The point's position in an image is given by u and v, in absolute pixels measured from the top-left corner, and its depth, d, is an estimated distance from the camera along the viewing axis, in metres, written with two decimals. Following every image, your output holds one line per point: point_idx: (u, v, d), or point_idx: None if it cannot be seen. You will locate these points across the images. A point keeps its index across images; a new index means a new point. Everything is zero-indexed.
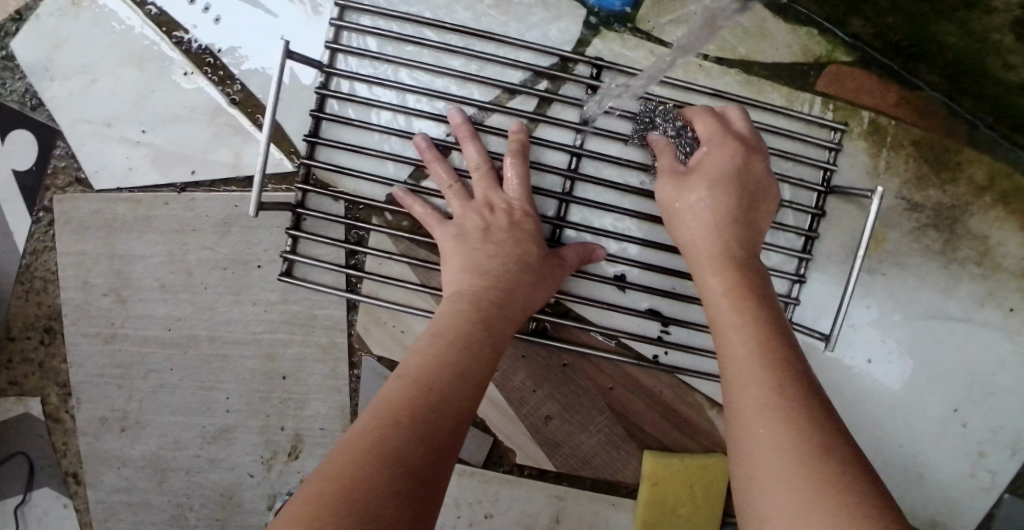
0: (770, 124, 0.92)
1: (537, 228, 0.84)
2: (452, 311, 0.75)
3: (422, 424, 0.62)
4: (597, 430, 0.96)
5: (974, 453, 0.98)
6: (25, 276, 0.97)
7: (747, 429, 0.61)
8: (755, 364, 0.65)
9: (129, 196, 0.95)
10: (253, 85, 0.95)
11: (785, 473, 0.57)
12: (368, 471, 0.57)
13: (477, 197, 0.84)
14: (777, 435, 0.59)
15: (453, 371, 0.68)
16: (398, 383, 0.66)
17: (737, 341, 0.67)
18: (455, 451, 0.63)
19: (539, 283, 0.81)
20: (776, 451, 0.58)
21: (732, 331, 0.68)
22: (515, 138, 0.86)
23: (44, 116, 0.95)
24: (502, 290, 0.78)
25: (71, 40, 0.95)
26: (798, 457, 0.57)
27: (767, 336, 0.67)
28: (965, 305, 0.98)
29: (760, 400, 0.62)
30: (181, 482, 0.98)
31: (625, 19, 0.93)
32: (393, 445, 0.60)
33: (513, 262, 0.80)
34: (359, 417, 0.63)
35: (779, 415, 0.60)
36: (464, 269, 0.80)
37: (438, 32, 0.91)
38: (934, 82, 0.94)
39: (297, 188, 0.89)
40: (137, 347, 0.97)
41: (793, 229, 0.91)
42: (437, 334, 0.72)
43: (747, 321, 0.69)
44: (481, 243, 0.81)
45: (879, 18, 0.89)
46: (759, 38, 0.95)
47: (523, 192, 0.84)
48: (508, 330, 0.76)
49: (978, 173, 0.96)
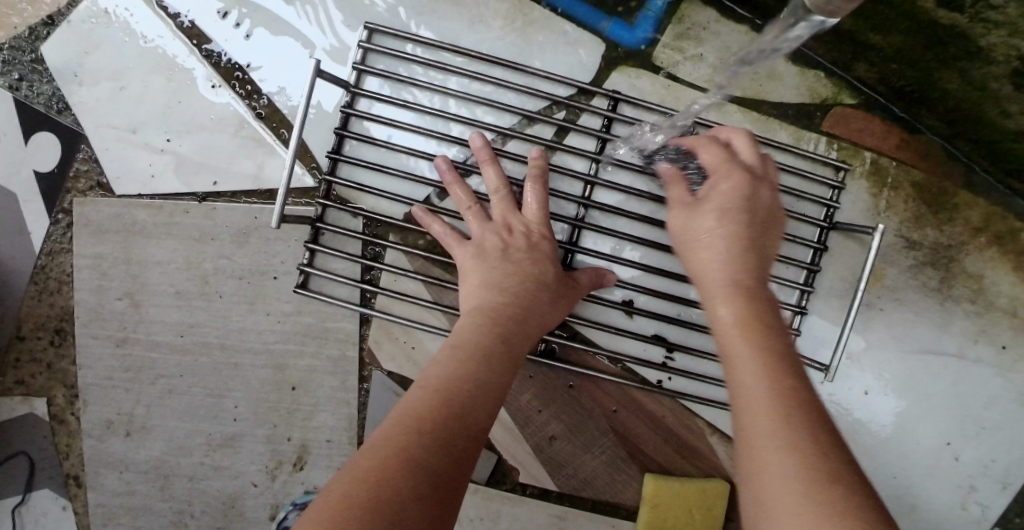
0: (778, 161, 0.96)
1: (552, 251, 0.86)
2: (471, 325, 0.77)
3: (443, 433, 0.64)
4: (600, 452, 0.97)
5: (965, 487, 1.01)
6: (39, 276, 0.98)
7: (771, 463, 0.58)
8: (768, 394, 0.62)
9: (149, 203, 0.96)
10: (279, 100, 0.97)
11: (797, 514, 0.55)
12: (390, 476, 0.59)
13: (497, 219, 0.87)
14: (806, 499, 0.55)
15: (473, 384, 0.70)
16: (420, 392, 0.68)
17: (750, 368, 0.64)
18: (475, 460, 0.64)
19: (555, 303, 0.83)
20: (791, 487, 0.56)
21: (740, 356, 0.65)
22: (535, 164, 0.87)
23: (69, 120, 0.97)
24: (520, 308, 0.80)
25: (101, 47, 0.97)
26: (811, 492, 0.56)
27: (777, 366, 0.64)
28: (959, 341, 1.01)
29: (779, 437, 0.59)
30: (184, 488, 0.98)
31: (642, 55, 0.96)
32: (417, 452, 0.61)
33: (530, 282, 0.82)
34: (383, 423, 0.65)
35: (796, 451, 0.58)
36: (482, 286, 0.82)
37: (462, 59, 0.95)
38: (935, 127, 0.98)
39: (318, 203, 0.91)
40: (148, 352, 0.97)
41: (797, 263, 0.94)
42: (457, 346, 0.74)
43: (756, 348, 0.65)
44: (499, 264, 0.83)
45: (884, 64, 0.93)
46: (769, 79, 0.99)
47: (541, 215, 0.87)
48: (525, 346, 0.78)
49: (974, 215, 1.00)
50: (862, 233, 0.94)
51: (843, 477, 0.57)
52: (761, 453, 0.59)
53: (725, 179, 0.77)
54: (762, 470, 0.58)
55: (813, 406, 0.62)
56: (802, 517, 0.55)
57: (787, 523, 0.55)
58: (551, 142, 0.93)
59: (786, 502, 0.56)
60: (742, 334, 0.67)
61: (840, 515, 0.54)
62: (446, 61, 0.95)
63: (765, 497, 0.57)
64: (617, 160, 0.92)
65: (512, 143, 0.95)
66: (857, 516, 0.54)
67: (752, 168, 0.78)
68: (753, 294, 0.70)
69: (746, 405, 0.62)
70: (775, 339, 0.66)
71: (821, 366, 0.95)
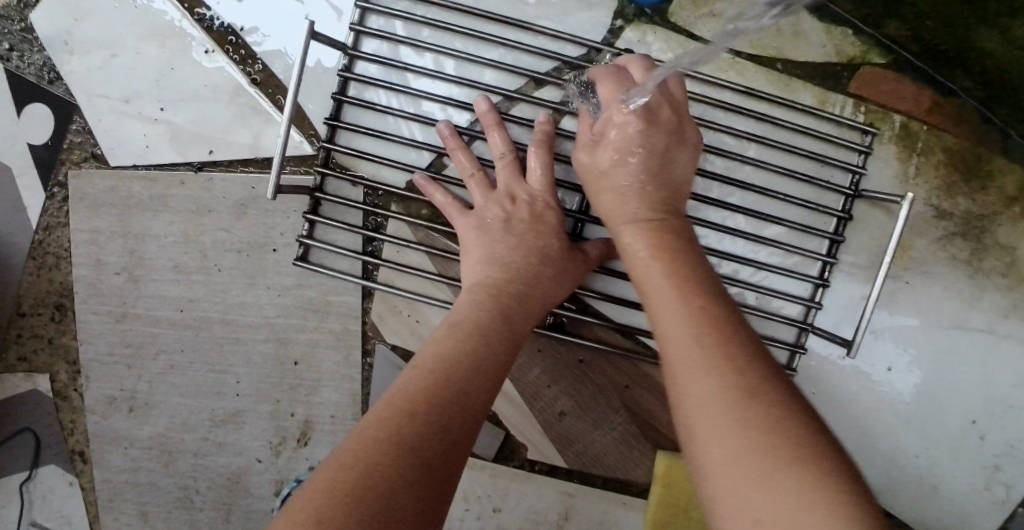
0: (801, 125, 0.90)
1: (558, 221, 0.82)
2: (470, 304, 0.74)
3: (436, 415, 0.61)
4: (611, 428, 0.94)
5: (990, 467, 0.97)
6: (38, 252, 0.96)
7: (698, 403, 0.57)
8: (699, 338, 0.60)
9: (145, 174, 0.94)
10: (276, 65, 0.93)
11: (730, 441, 0.54)
12: (381, 462, 0.56)
13: (500, 187, 0.83)
14: (727, 414, 0.55)
15: (469, 363, 0.67)
16: (414, 374, 0.65)
17: (679, 324, 0.62)
18: (469, 446, 0.62)
19: (559, 278, 0.80)
20: (714, 408, 0.56)
21: (669, 307, 0.64)
22: (542, 129, 0.84)
23: (61, 91, 0.94)
24: (522, 284, 0.77)
25: (90, 13, 0.93)
26: (734, 411, 0.55)
27: (702, 299, 0.64)
28: (989, 316, 0.96)
29: (707, 372, 0.57)
30: (188, 464, 0.97)
31: (657, 14, 0.91)
32: (408, 438, 0.58)
33: (534, 255, 0.79)
34: (374, 407, 0.62)
35: (726, 384, 0.56)
36: (483, 261, 0.79)
37: (466, 18, 0.90)
38: (969, 88, 0.92)
39: (316, 171, 0.88)
40: (149, 327, 0.96)
41: (819, 233, 0.89)
42: (453, 326, 0.71)
43: (683, 293, 0.64)
44: (503, 235, 0.80)
45: (917, 20, 0.87)
46: (792, 37, 0.93)
47: (546, 182, 0.83)
48: (527, 325, 0.75)
49: (1009, 183, 0.94)
50: (891, 201, 0.88)
51: (766, 392, 0.56)
52: (689, 389, 0.58)
53: (665, 118, 0.76)
54: (696, 416, 0.56)
55: (746, 341, 0.60)
56: (733, 449, 0.53)
57: (711, 449, 0.54)
58: (560, 105, 0.89)
59: (716, 438, 0.54)
60: (673, 287, 0.65)
61: (768, 432, 0.53)
62: (450, 21, 0.90)
63: (695, 434, 0.56)
64: None
65: (518, 107, 0.90)
66: (783, 428, 0.54)
67: (661, 98, 0.77)
68: (675, 242, 0.71)
69: (666, 330, 0.63)
70: (705, 288, 0.65)
71: (842, 341, 0.90)
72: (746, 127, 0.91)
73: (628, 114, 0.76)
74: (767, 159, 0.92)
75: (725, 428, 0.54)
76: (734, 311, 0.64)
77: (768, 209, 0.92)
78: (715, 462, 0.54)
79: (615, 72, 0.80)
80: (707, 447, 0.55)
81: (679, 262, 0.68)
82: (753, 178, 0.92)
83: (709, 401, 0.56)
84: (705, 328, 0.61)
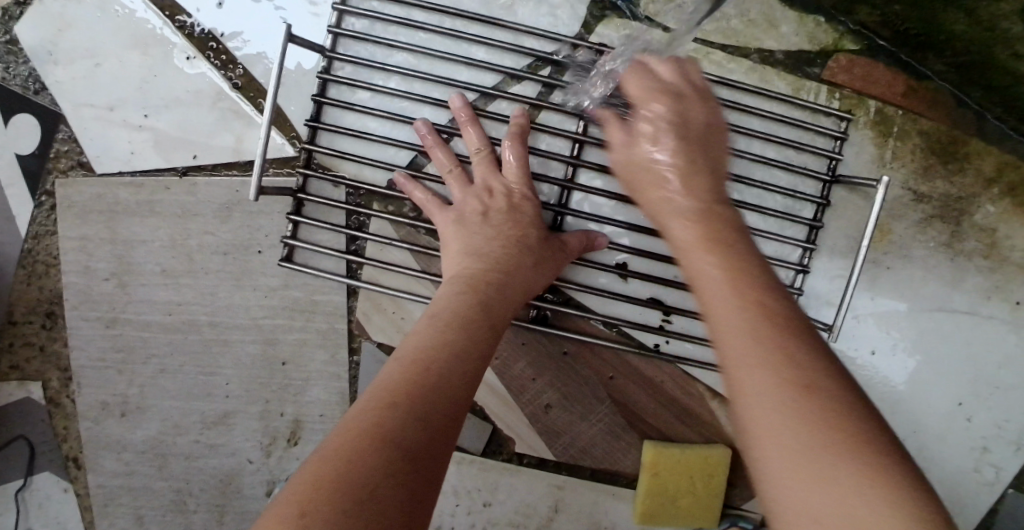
0: (776, 113, 0.91)
1: (536, 212, 0.84)
2: (450, 294, 0.74)
3: (419, 404, 0.61)
4: (598, 419, 0.95)
5: (978, 449, 0.97)
6: (28, 260, 0.97)
7: (750, 397, 0.54)
8: (754, 331, 0.56)
9: (131, 181, 0.95)
10: (257, 70, 0.95)
11: (791, 449, 0.51)
12: (366, 451, 0.56)
13: (478, 182, 0.84)
14: (791, 418, 0.52)
15: (451, 353, 0.67)
16: (397, 365, 0.66)
17: (732, 307, 0.58)
18: (454, 433, 0.62)
19: (539, 266, 0.81)
20: (785, 414, 0.52)
21: (723, 292, 0.60)
22: (515, 122, 0.85)
23: (47, 101, 0.96)
24: (502, 273, 0.77)
25: (74, 24, 0.95)
26: (794, 412, 0.52)
27: (763, 298, 0.59)
28: (972, 298, 0.97)
29: (760, 367, 0.54)
30: (181, 467, 0.98)
31: (630, 8, 0.93)
32: (392, 427, 0.59)
33: (513, 245, 0.80)
34: (359, 400, 0.62)
35: (783, 376, 0.53)
36: (462, 253, 0.80)
37: (442, 18, 0.91)
38: (942, 72, 0.93)
39: (298, 172, 0.89)
40: (138, 332, 0.97)
41: (798, 219, 0.90)
42: (434, 317, 0.71)
43: (738, 283, 0.60)
44: (481, 227, 0.81)
45: (886, 6, 0.88)
46: (764, 26, 0.94)
47: (522, 175, 0.84)
48: (509, 313, 0.76)
49: (986, 164, 0.95)
50: (866, 185, 0.89)
51: (827, 389, 0.53)
52: (744, 383, 0.55)
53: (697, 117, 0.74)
54: (752, 416, 0.53)
55: (809, 342, 0.56)
56: (798, 455, 0.51)
57: (776, 458, 0.51)
58: (535, 100, 0.90)
59: (770, 444, 0.52)
60: (725, 273, 0.61)
61: (818, 425, 0.51)
62: (426, 21, 0.91)
63: (757, 434, 0.53)
64: None
65: (494, 103, 0.91)
66: (842, 426, 0.51)
67: (672, 86, 0.75)
68: (727, 229, 0.66)
69: (722, 323, 0.58)
70: (758, 280, 0.60)
71: (824, 326, 0.91)
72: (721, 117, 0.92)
73: (658, 105, 0.73)
74: (744, 148, 0.92)
75: (790, 438, 0.51)
76: (794, 307, 0.60)
77: (746, 197, 0.93)
78: (777, 475, 0.51)
79: (648, 72, 0.76)
80: (765, 447, 0.52)
81: (733, 249, 0.64)
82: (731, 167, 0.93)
83: (769, 403, 0.53)
84: (767, 325, 0.56)
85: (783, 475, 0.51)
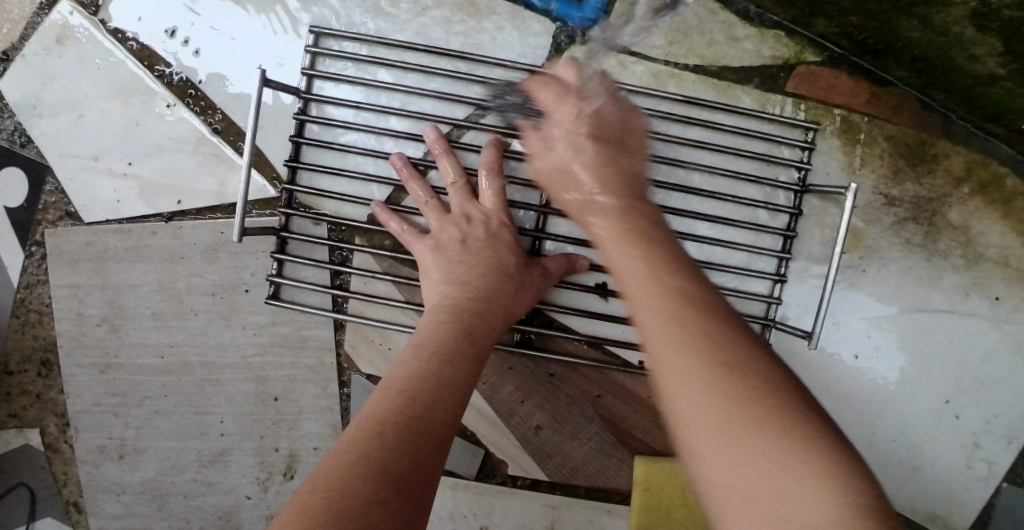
0: (744, 128, 0.93)
1: (514, 238, 0.85)
2: (432, 322, 0.76)
3: (406, 431, 0.62)
4: (587, 438, 0.96)
5: (967, 444, 0.98)
6: (21, 310, 0.99)
7: (683, 371, 0.55)
8: (675, 314, 0.59)
9: (118, 227, 0.97)
10: (236, 113, 0.97)
11: (730, 434, 0.51)
12: (354, 480, 0.57)
13: (455, 210, 0.86)
14: (712, 382, 0.54)
15: (435, 383, 0.68)
16: (384, 393, 0.66)
17: (680, 363, 0.55)
18: (443, 458, 0.63)
19: (519, 293, 0.82)
20: (704, 385, 0.54)
21: (670, 343, 0.57)
22: (489, 153, 0.87)
23: (33, 153, 0.98)
24: (485, 300, 0.79)
25: (57, 77, 0.98)
26: (713, 377, 0.54)
27: (675, 276, 0.63)
28: (950, 296, 0.98)
29: (678, 348, 0.56)
30: (180, 506, 0.99)
31: (593, 33, 0.95)
32: (380, 456, 0.59)
33: (493, 272, 0.82)
34: (346, 429, 0.63)
35: (706, 355, 0.55)
36: (444, 282, 0.81)
37: (414, 55, 0.94)
38: (904, 77, 0.95)
39: (279, 213, 0.91)
40: (132, 375, 0.98)
41: (771, 230, 0.92)
42: (419, 345, 0.72)
43: (659, 279, 0.63)
44: (460, 255, 0.83)
45: (843, 18, 0.90)
46: (727, 43, 0.96)
47: (499, 203, 0.86)
48: (493, 338, 0.77)
49: (955, 164, 0.97)
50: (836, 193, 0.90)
51: (750, 368, 0.55)
52: (668, 363, 0.56)
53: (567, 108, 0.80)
54: (696, 441, 0.52)
55: (727, 326, 0.58)
56: (712, 410, 0.53)
57: (723, 459, 0.51)
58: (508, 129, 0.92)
59: (704, 419, 0.53)
60: (670, 313, 0.59)
61: (741, 399, 0.53)
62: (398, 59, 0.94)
63: (675, 406, 0.55)
64: None
65: (469, 134, 0.94)
66: (776, 404, 0.53)
67: (575, 87, 0.81)
68: (673, 265, 0.65)
69: (637, 301, 0.62)
70: (679, 272, 0.64)
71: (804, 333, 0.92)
72: (692, 134, 0.94)
73: (563, 112, 0.80)
74: (714, 163, 0.94)
75: (721, 409, 0.52)
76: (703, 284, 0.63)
77: (721, 211, 0.95)
78: (710, 458, 0.52)
79: (555, 82, 0.82)
80: (688, 424, 0.53)
81: (669, 282, 0.62)
82: (702, 182, 0.94)
83: (690, 383, 0.54)
84: (690, 305, 0.59)
85: (710, 447, 0.52)
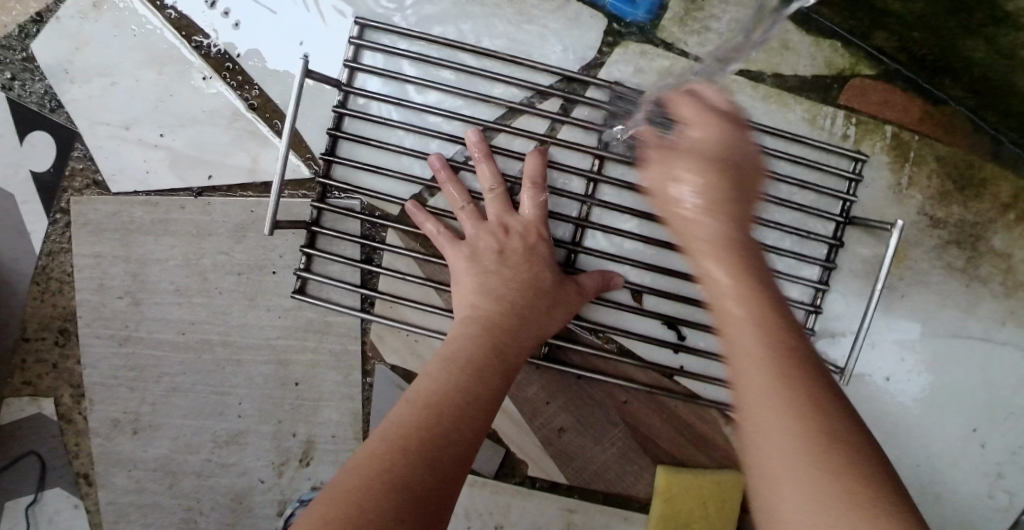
0: (791, 153, 0.91)
1: (550, 253, 0.83)
2: (462, 334, 0.74)
3: (428, 450, 0.61)
4: (611, 443, 0.95)
5: (992, 475, 0.97)
6: (41, 277, 0.97)
7: (737, 336, 0.57)
8: (745, 284, 0.59)
9: (145, 199, 0.95)
10: (273, 90, 0.95)
11: (783, 416, 0.53)
12: (373, 496, 0.56)
13: (491, 218, 0.84)
14: (773, 373, 0.55)
15: (463, 399, 0.67)
16: (406, 406, 0.66)
17: (756, 346, 0.56)
18: (462, 477, 0.62)
19: (552, 311, 0.80)
20: (768, 363, 0.55)
21: (728, 281, 0.59)
22: (532, 164, 0.84)
23: (63, 118, 0.96)
24: (517, 315, 0.77)
25: (91, 42, 0.95)
26: (780, 373, 0.55)
27: (737, 229, 0.62)
28: (987, 324, 0.96)
29: (756, 332, 0.56)
30: (192, 485, 0.98)
31: (644, 32, 0.93)
32: (402, 473, 0.58)
33: (527, 286, 0.80)
34: (368, 440, 0.62)
35: (772, 349, 0.56)
36: (476, 292, 0.79)
37: (455, 53, 0.91)
38: (959, 97, 0.93)
39: (312, 206, 0.89)
40: (151, 350, 0.97)
41: (811, 260, 0.90)
42: (447, 358, 0.71)
43: (716, 231, 0.62)
44: (495, 266, 0.81)
45: (903, 32, 0.88)
46: (781, 51, 0.94)
47: (537, 218, 0.84)
48: (521, 355, 0.76)
49: (1002, 190, 0.95)
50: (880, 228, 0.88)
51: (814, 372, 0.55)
52: (738, 333, 0.57)
53: (731, 101, 0.68)
54: (756, 420, 0.54)
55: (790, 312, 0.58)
56: (771, 399, 0.54)
57: (769, 445, 0.53)
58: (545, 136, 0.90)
59: (757, 405, 0.54)
60: (747, 290, 0.58)
61: (800, 398, 0.54)
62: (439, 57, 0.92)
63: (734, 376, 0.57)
64: (623, 156, 0.89)
65: (502, 137, 0.92)
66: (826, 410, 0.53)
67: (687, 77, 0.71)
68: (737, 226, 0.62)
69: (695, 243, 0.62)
70: (747, 233, 0.62)
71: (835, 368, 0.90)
72: None
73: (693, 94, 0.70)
74: None
75: (772, 396, 0.54)
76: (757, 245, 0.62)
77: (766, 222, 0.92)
78: (761, 433, 0.54)
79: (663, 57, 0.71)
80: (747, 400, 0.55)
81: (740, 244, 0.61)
82: None
83: (752, 351, 0.56)
84: (740, 270, 0.60)
85: (763, 424, 0.54)
